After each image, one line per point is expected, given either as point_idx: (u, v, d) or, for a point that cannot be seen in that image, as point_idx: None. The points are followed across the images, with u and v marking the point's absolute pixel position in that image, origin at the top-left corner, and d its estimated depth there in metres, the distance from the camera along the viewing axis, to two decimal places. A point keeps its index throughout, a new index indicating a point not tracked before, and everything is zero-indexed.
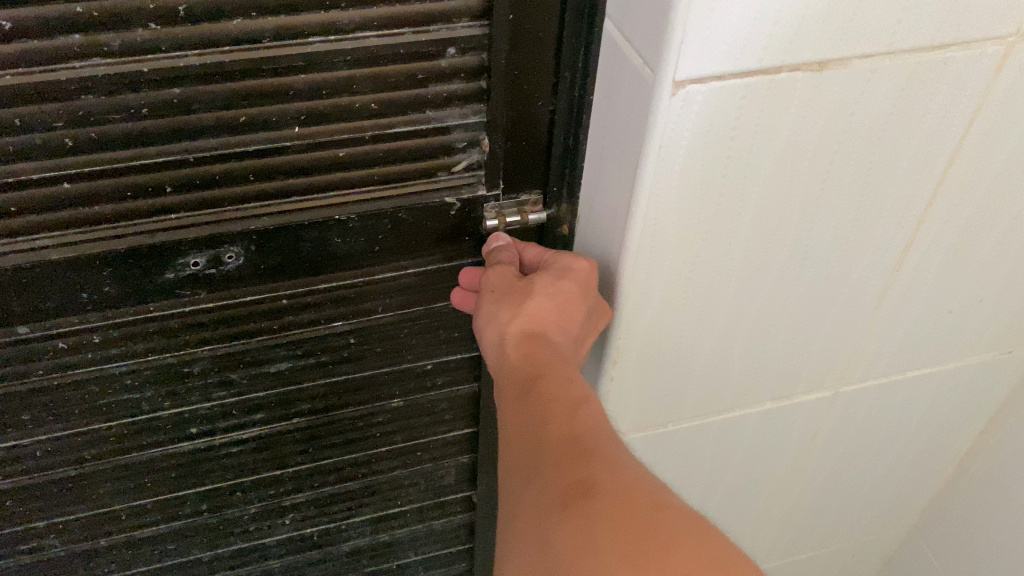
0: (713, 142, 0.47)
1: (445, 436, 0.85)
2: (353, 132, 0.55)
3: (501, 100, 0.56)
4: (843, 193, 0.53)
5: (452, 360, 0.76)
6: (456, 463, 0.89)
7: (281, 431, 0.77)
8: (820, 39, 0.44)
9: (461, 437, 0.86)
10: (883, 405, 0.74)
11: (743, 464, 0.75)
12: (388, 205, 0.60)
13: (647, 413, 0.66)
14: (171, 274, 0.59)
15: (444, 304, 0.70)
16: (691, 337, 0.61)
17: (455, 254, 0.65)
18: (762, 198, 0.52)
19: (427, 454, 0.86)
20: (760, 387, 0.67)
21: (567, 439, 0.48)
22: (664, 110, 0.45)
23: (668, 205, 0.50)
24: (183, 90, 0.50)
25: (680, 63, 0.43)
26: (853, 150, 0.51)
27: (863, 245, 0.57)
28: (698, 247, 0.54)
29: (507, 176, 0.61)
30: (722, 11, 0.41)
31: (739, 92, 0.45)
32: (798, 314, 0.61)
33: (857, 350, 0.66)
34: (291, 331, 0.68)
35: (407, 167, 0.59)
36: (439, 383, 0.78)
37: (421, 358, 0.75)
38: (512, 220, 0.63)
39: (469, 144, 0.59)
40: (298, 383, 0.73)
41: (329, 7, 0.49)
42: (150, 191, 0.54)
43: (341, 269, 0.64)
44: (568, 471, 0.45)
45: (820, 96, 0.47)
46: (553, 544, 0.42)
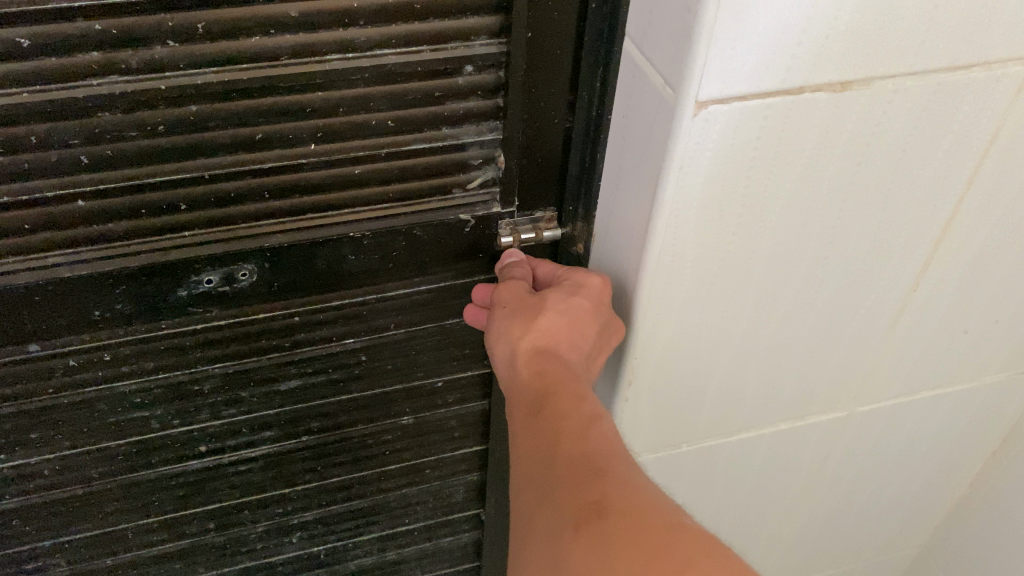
0: (733, 162, 0.47)
1: (453, 453, 0.84)
2: (369, 149, 0.55)
3: (517, 117, 0.55)
4: (862, 214, 0.53)
5: (463, 377, 0.76)
6: (464, 479, 0.88)
7: (290, 449, 0.76)
8: (843, 60, 0.44)
9: (470, 454, 0.85)
10: (897, 425, 0.73)
11: (754, 485, 0.75)
12: (402, 222, 0.59)
13: (658, 433, 0.66)
14: (183, 291, 0.58)
15: (456, 322, 0.69)
16: (706, 357, 0.60)
17: (468, 272, 0.65)
18: (780, 218, 0.51)
19: (435, 471, 0.86)
20: (773, 407, 0.67)
21: (579, 459, 0.47)
22: (684, 131, 0.45)
23: (687, 223, 0.50)
24: (200, 108, 0.50)
25: (702, 84, 0.43)
26: (874, 170, 0.50)
27: (881, 267, 0.57)
28: (716, 266, 0.53)
29: (522, 193, 0.60)
30: (747, 31, 0.41)
31: (761, 113, 0.45)
32: (812, 335, 0.61)
33: (871, 370, 0.66)
34: (303, 349, 0.67)
35: (421, 184, 0.58)
36: (450, 400, 0.78)
37: (432, 376, 0.74)
38: (527, 239, 0.63)
39: (484, 160, 0.59)
40: (308, 401, 0.72)
41: (347, 25, 0.49)
42: (165, 208, 0.54)
43: (354, 287, 0.63)
44: (580, 491, 0.45)
45: (843, 116, 0.47)
46: (566, 568, 0.42)
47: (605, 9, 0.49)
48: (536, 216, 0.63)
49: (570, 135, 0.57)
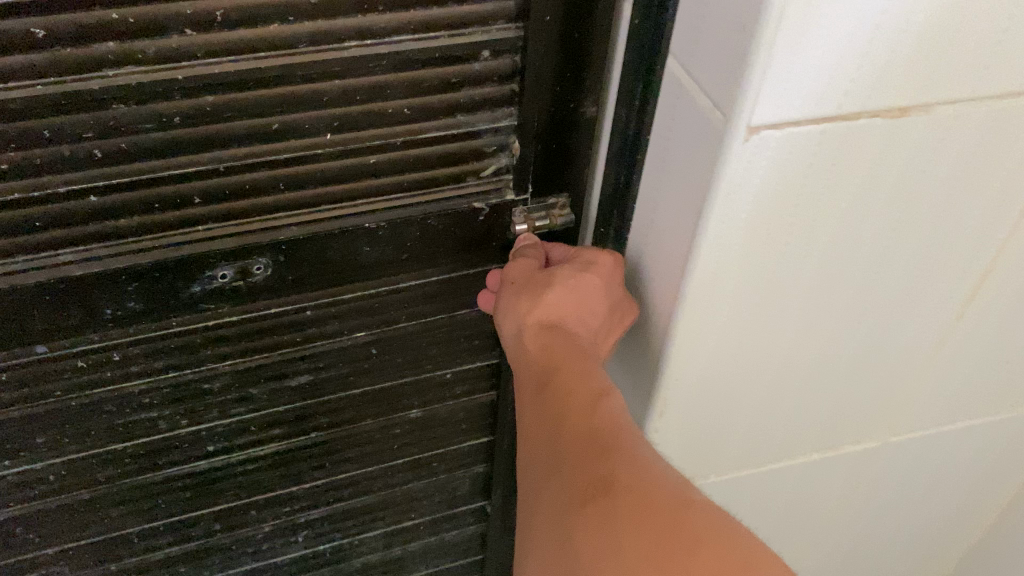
0: (784, 188, 0.47)
1: (460, 446, 0.84)
2: (385, 138, 0.55)
3: (532, 103, 0.56)
4: (909, 241, 0.53)
5: (472, 368, 0.75)
6: (470, 472, 0.88)
7: (299, 446, 0.75)
8: (905, 85, 0.44)
9: (477, 446, 0.85)
10: (929, 450, 0.73)
11: (782, 507, 0.75)
12: (417, 211, 0.59)
13: (689, 455, 0.66)
14: (197, 287, 0.57)
15: (467, 312, 0.69)
16: (742, 382, 0.60)
17: (480, 261, 0.65)
18: (827, 245, 0.52)
19: (442, 465, 0.85)
20: (806, 431, 0.67)
21: (586, 434, 0.47)
22: (734, 155, 0.45)
23: (732, 248, 0.50)
24: (216, 98, 0.49)
25: (756, 109, 0.43)
26: (924, 199, 0.51)
27: (923, 295, 0.57)
28: (759, 292, 0.53)
29: (535, 180, 0.60)
30: (804, 57, 0.41)
31: (815, 138, 0.45)
32: (849, 361, 0.61)
33: (906, 397, 0.66)
34: (314, 344, 0.66)
35: (435, 173, 0.58)
36: (458, 392, 0.77)
37: (442, 368, 0.74)
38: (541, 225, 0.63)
39: (499, 148, 0.58)
40: (317, 397, 0.71)
41: (367, 11, 0.48)
42: (179, 202, 0.53)
43: (367, 279, 0.62)
44: (587, 468, 0.45)
45: (899, 144, 0.47)
46: (574, 546, 0.43)
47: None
48: (552, 204, 0.62)
49: (588, 121, 0.58)
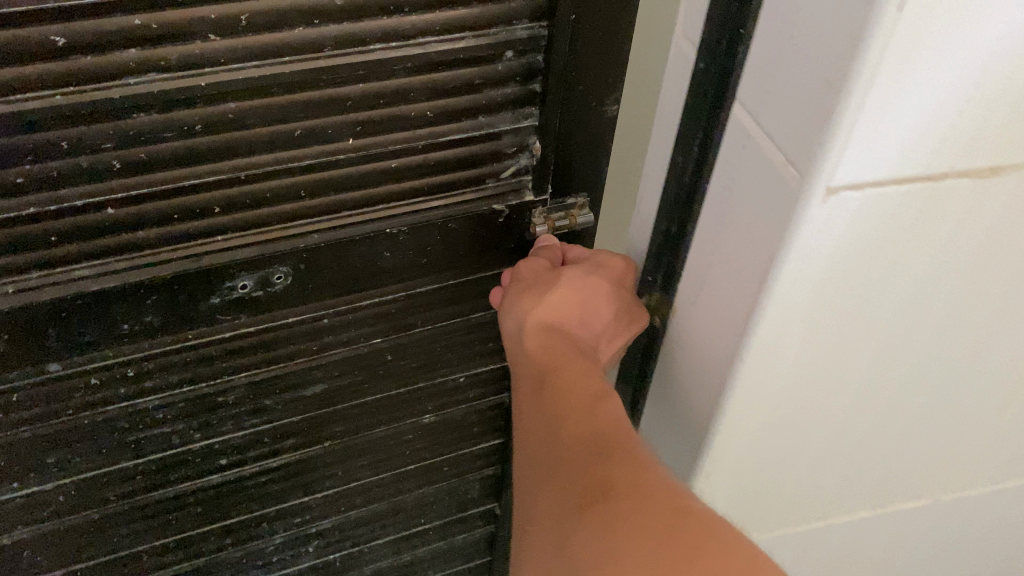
0: (858, 249, 0.43)
1: (471, 449, 0.83)
2: (407, 142, 0.54)
3: (555, 103, 0.55)
4: (987, 306, 0.48)
5: (485, 371, 0.75)
6: (480, 475, 0.87)
7: (311, 456, 0.74)
8: (1001, 141, 0.39)
9: (488, 449, 0.84)
10: (988, 509, 0.68)
11: (827, 564, 0.70)
12: (437, 215, 0.58)
13: (734, 513, 0.61)
14: (216, 298, 0.56)
15: (482, 315, 0.69)
16: (796, 443, 0.56)
17: (499, 264, 0.64)
18: (900, 309, 0.47)
19: (453, 469, 0.85)
20: (859, 492, 0.62)
21: (585, 439, 0.46)
22: (809, 216, 0.41)
23: (798, 313, 0.46)
24: (239, 104, 0.47)
25: (837, 169, 0.39)
26: (1008, 264, 0.46)
27: (998, 358, 0.52)
28: (822, 358, 0.49)
29: (556, 181, 0.60)
30: (894, 111, 0.37)
31: (896, 199, 0.41)
32: (911, 422, 0.56)
33: (970, 457, 0.61)
34: (331, 352, 0.65)
35: (456, 176, 0.57)
36: (471, 396, 0.77)
37: (455, 371, 0.73)
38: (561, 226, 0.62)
39: (519, 148, 0.57)
40: (332, 406, 0.70)
41: (392, 13, 0.47)
42: (199, 212, 0.51)
43: (386, 285, 0.61)
44: (587, 471, 0.44)
45: (987, 204, 0.42)
46: (574, 550, 0.41)
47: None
48: (572, 206, 0.62)
49: (606, 118, 0.57)
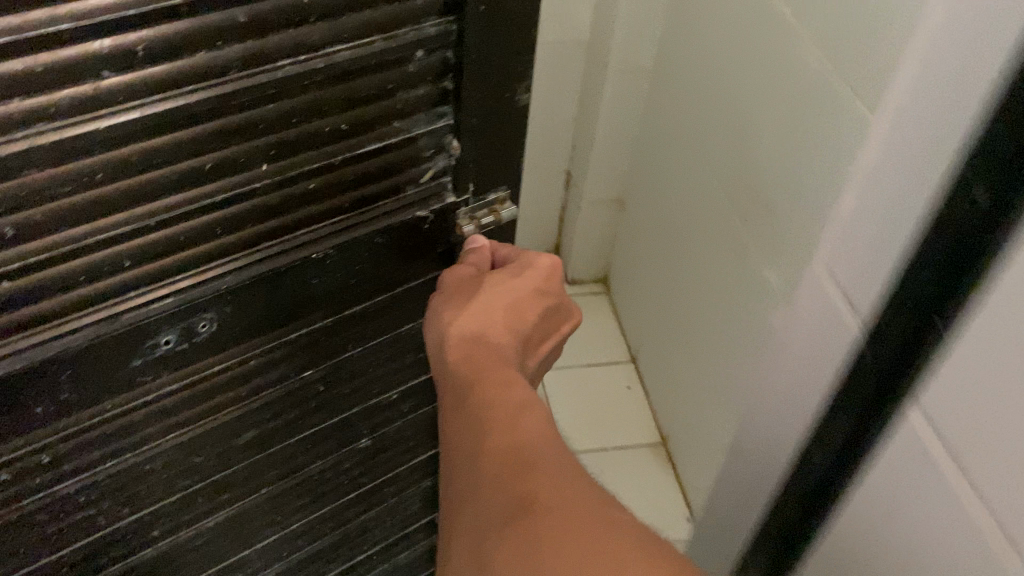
0: None
1: (410, 464, 0.81)
2: (324, 159, 0.51)
3: (472, 100, 0.53)
4: None
5: (417, 383, 0.73)
6: (420, 489, 0.85)
7: (250, 507, 0.69)
8: None
9: (426, 460, 0.82)
10: None
11: None
12: (362, 232, 0.56)
13: None
14: (138, 360, 0.51)
15: (410, 326, 0.67)
16: None
17: (425, 269, 0.63)
18: None
19: (393, 488, 0.82)
20: None
21: (508, 450, 0.44)
22: None
23: None
24: (143, 145, 0.43)
25: None
26: None
27: None
28: None
29: (476, 176, 0.59)
30: None
31: None
32: None
33: None
34: (262, 394, 0.61)
35: (376, 187, 0.55)
36: (405, 410, 0.74)
37: (393, 388, 0.71)
38: (483, 219, 0.62)
39: (436, 150, 0.56)
40: (267, 450, 0.66)
41: (298, 24, 0.44)
42: (108, 270, 0.46)
43: (315, 312, 0.59)
44: (510, 482, 0.42)
45: None
46: (494, 564, 0.39)
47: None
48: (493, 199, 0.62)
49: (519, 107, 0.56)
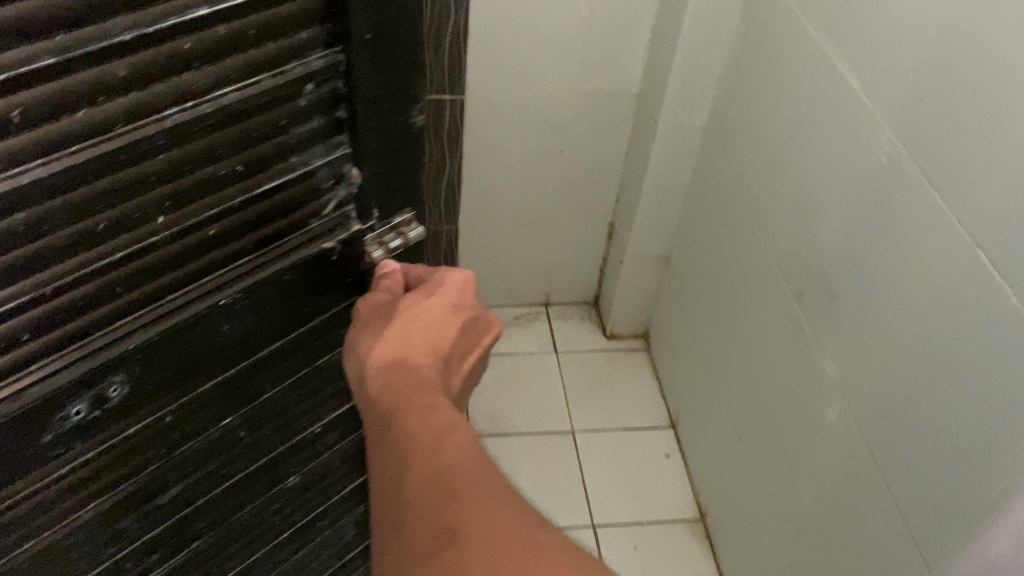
0: None
1: (342, 493, 0.80)
2: (223, 203, 0.49)
3: (367, 126, 0.53)
4: None
5: (339, 412, 0.72)
6: (354, 516, 0.84)
7: (183, 562, 0.67)
8: None
9: (356, 487, 0.81)
10: None
11: None
12: (271, 270, 0.55)
13: None
14: (49, 433, 0.49)
15: (327, 357, 0.67)
16: None
17: (336, 299, 0.63)
18: None
19: (327, 520, 0.80)
20: None
21: (431, 479, 0.45)
22: None
23: None
24: (31, 213, 0.40)
25: None
26: None
27: None
28: None
29: (378, 201, 0.59)
30: None
31: None
32: None
33: None
34: (183, 448, 0.59)
35: (280, 225, 0.54)
36: (331, 441, 0.74)
37: (311, 419, 0.70)
38: (389, 240, 0.62)
39: (335, 180, 0.55)
40: (195, 502, 0.64)
41: (183, 69, 0.42)
42: (8, 346, 0.43)
43: (230, 357, 0.58)
44: (433, 516, 0.43)
45: None
46: None
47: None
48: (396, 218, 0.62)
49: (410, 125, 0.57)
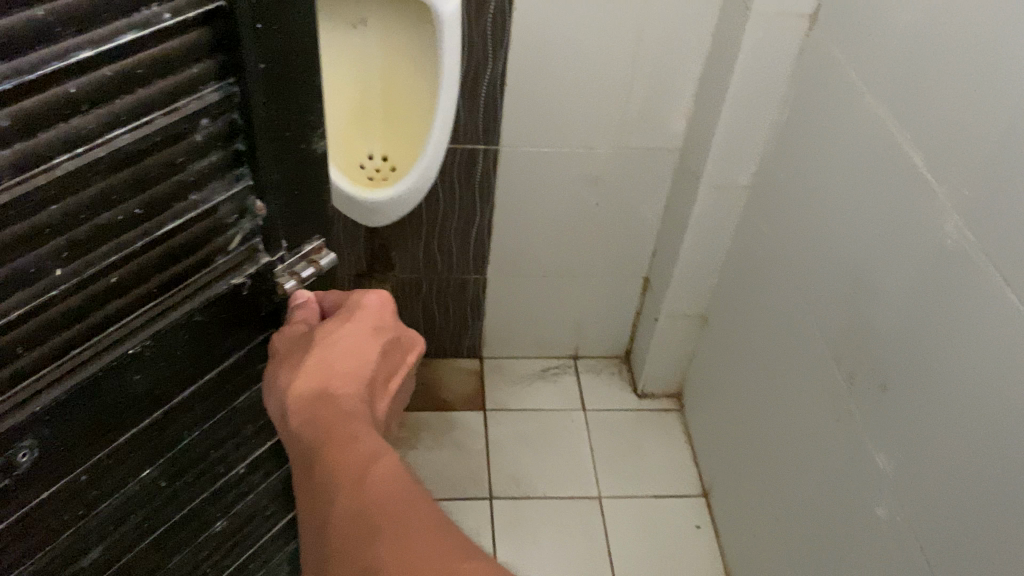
0: None
1: (177, 399, 0.85)
2: (5, 141, 0.55)
3: (133, 61, 0.60)
4: None
5: (160, 312, 0.76)
6: (192, 436, 0.92)
7: (21, 472, 0.72)
8: None
9: (184, 395, 0.87)
10: None
11: None
12: (53, 171, 0.59)
13: None
14: None
15: (135, 259, 0.70)
16: None
17: (127, 194, 0.66)
18: None
19: (164, 436, 0.88)
20: None
21: None
22: None
23: None
24: None
25: None
26: None
27: None
28: None
29: (154, 89, 0.63)
30: None
31: None
32: None
33: None
34: (12, 360, 0.64)
35: (59, 136, 0.58)
36: (160, 359, 0.79)
37: (146, 304, 0.74)
38: (210, 113, 0.69)
39: (102, 108, 0.60)
40: (27, 415, 0.68)
41: None
42: None
43: (44, 272, 0.63)
44: None
45: None
46: None
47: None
48: (236, 175, 0.76)
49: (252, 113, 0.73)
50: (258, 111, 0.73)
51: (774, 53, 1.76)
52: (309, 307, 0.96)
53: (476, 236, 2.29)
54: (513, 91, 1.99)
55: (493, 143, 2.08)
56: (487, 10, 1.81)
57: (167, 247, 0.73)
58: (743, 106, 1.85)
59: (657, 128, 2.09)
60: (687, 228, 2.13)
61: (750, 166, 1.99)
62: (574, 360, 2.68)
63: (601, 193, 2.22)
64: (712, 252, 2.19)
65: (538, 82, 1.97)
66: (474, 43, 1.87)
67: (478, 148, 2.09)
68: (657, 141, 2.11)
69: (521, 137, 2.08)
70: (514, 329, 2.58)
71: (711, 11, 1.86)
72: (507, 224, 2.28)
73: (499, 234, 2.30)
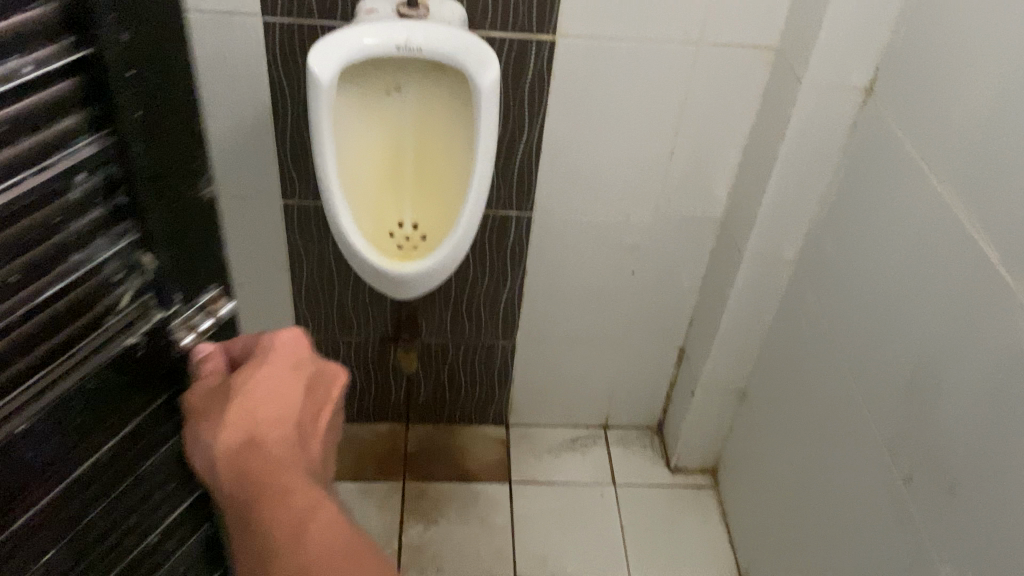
0: None
1: (91, 408, 0.97)
2: None
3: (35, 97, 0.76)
4: None
5: (71, 325, 0.91)
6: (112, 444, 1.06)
7: None
8: None
9: (94, 401, 0.98)
10: None
11: None
12: None
13: None
14: None
15: (42, 269, 0.85)
16: None
17: (36, 212, 0.81)
18: None
19: (75, 438, 0.98)
20: None
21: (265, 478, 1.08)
22: None
23: None
24: None
25: None
26: None
27: None
28: None
29: (56, 129, 0.79)
30: None
31: None
32: None
33: None
34: None
35: None
36: (74, 365, 0.92)
37: (37, 366, 0.88)
38: (89, 165, 0.85)
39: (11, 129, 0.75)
40: None
41: None
42: None
43: None
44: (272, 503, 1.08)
45: None
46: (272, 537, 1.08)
47: (183, 83, 0.92)
48: (125, 231, 0.93)
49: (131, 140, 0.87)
50: (142, 159, 0.90)
51: (825, 122, 1.73)
52: (216, 361, 1.11)
53: (505, 301, 2.23)
54: (549, 156, 1.95)
55: (527, 209, 2.04)
56: (529, 71, 1.79)
57: (53, 296, 0.87)
58: (792, 175, 1.82)
59: (697, 196, 2.03)
60: (728, 301, 2.05)
61: (797, 240, 1.93)
62: (604, 430, 2.57)
63: (638, 260, 2.16)
64: (753, 327, 2.11)
65: (577, 146, 1.94)
66: (513, 105, 1.84)
67: (511, 215, 2.05)
68: (698, 209, 2.06)
69: (557, 201, 2.03)
70: (543, 396, 2.48)
71: (758, 80, 1.83)
72: (539, 290, 2.21)
73: (530, 300, 2.24)
